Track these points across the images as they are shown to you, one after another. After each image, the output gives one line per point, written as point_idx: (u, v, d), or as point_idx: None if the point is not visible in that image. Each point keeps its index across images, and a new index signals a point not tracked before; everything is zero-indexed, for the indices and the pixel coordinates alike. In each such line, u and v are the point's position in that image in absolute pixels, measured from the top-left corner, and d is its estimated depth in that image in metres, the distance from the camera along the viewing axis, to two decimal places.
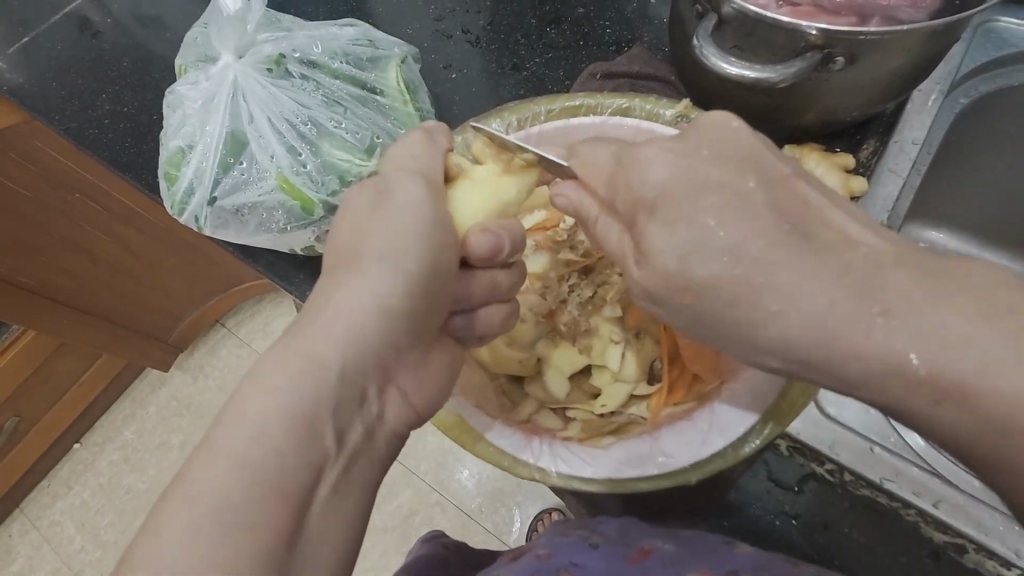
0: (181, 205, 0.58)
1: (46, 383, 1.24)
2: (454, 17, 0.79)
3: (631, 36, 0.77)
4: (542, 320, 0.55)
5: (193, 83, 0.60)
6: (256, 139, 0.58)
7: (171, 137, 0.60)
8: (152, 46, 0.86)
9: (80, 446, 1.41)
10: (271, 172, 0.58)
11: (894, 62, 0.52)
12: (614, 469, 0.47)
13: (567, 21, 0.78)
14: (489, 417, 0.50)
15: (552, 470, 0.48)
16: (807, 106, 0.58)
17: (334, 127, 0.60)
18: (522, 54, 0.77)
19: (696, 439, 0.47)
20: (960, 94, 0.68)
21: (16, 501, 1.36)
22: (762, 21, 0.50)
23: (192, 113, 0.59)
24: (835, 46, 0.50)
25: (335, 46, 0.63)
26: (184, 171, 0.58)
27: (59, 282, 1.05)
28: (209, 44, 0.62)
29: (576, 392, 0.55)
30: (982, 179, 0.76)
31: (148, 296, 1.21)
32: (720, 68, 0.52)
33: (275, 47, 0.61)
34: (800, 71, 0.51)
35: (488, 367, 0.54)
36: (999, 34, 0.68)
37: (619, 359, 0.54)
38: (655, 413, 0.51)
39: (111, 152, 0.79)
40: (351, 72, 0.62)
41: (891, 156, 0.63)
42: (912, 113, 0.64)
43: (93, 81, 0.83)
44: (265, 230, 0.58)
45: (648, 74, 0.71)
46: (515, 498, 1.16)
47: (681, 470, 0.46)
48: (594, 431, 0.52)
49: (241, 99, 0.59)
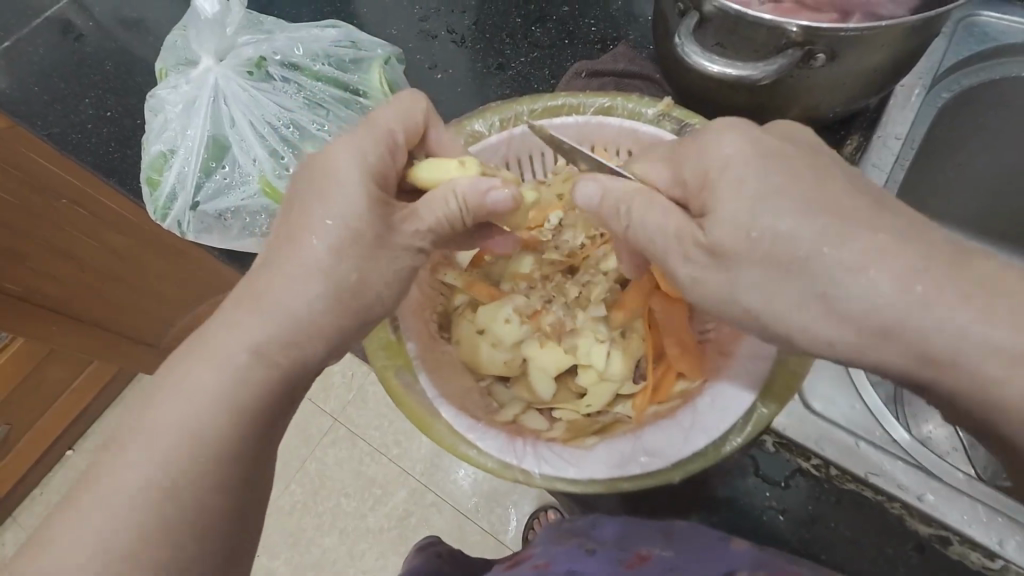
0: (164, 210, 0.58)
1: (36, 392, 1.23)
2: (439, 17, 0.79)
3: (616, 34, 0.77)
4: (528, 322, 0.54)
5: (173, 87, 0.59)
6: (239, 144, 0.58)
7: (151, 142, 0.58)
8: (135, 50, 0.86)
9: (73, 453, 1.40)
10: (254, 176, 0.58)
11: (875, 58, 0.52)
12: (597, 470, 0.46)
13: (552, 19, 0.78)
14: (472, 418, 0.49)
15: (535, 471, 0.47)
16: (790, 102, 0.58)
17: (317, 130, 0.60)
18: (507, 53, 0.76)
19: (678, 437, 0.46)
20: (942, 89, 0.68)
21: (9, 510, 1.35)
22: (742, 19, 0.50)
23: (172, 117, 0.58)
24: (817, 42, 0.50)
25: (317, 48, 0.62)
26: (166, 175, 0.57)
27: (49, 290, 1.04)
28: (189, 47, 0.60)
29: (563, 391, 0.55)
30: (968, 174, 0.75)
31: (135, 303, 1.20)
32: (703, 65, 0.52)
33: (256, 50, 0.61)
34: (782, 68, 0.51)
35: (473, 369, 0.54)
36: (980, 28, 0.69)
37: (604, 359, 0.53)
38: (639, 413, 0.51)
39: (94, 156, 0.81)
40: (334, 74, 0.62)
41: (875, 151, 0.63)
42: (896, 109, 0.65)
43: (76, 86, 0.83)
44: (250, 234, 0.57)
45: (633, 72, 0.71)
46: (510, 497, 1.16)
47: (664, 470, 0.46)
48: (578, 432, 0.51)
49: (222, 102, 0.58)
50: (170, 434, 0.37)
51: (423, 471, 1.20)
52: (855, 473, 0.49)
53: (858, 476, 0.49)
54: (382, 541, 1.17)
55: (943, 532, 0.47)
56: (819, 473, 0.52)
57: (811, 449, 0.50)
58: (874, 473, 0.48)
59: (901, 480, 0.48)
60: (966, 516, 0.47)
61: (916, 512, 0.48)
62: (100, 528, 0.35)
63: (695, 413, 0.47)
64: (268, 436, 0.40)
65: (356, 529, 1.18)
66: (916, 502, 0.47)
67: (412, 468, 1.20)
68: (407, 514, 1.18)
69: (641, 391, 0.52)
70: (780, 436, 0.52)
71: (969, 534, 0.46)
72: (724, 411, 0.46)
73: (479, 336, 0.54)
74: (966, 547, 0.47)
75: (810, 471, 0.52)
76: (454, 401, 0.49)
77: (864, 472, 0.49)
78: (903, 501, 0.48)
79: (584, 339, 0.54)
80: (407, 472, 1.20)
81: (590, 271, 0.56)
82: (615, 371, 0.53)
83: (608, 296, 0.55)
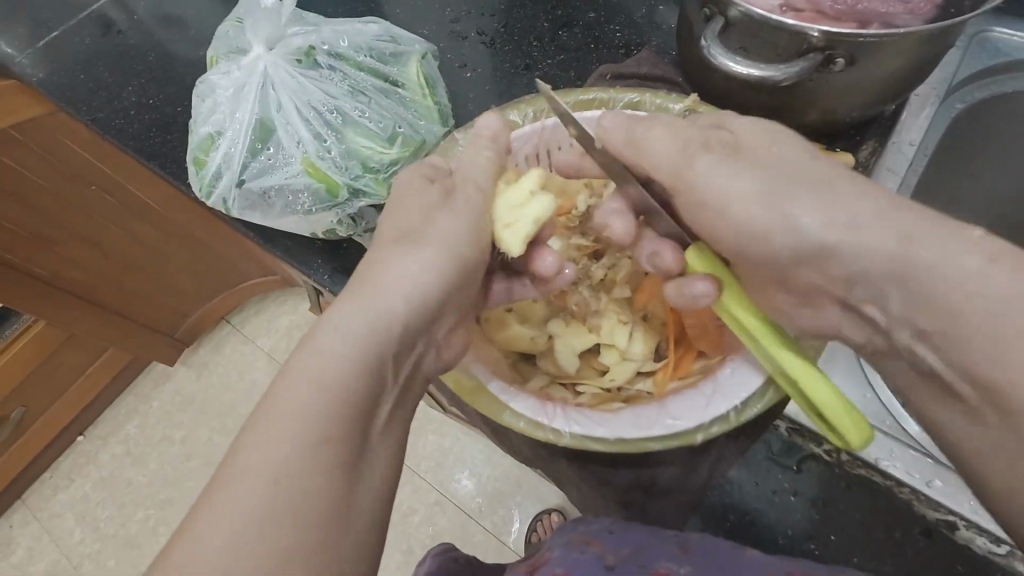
0: (210, 187, 0.61)
1: (54, 375, 1.26)
2: (470, 19, 0.83)
3: (640, 40, 0.80)
4: (554, 302, 0.58)
5: (224, 73, 0.62)
6: (284, 127, 0.61)
7: (201, 124, 0.62)
8: (178, 43, 0.90)
9: (83, 439, 1.42)
10: (297, 157, 0.60)
11: (894, 63, 0.55)
12: (623, 429, 0.49)
13: (578, 25, 0.81)
14: (503, 381, 0.52)
15: (567, 430, 0.49)
16: (809, 106, 0.61)
17: (358, 116, 0.62)
18: (534, 55, 0.80)
19: (700, 402, 0.49)
20: (955, 99, 0.71)
21: (18, 493, 1.37)
22: (767, 23, 0.53)
23: (222, 101, 0.61)
24: (836, 48, 0.53)
25: (360, 40, 0.66)
26: (213, 155, 0.61)
27: (71, 275, 1.08)
28: (240, 37, 0.64)
29: (587, 369, 0.57)
30: (978, 187, 0.77)
31: (154, 292, 1.23)
32: (727, 66, 0.55)
33: (305, 39, 0.64)
34: (802, 70, 0.53)
35: (501, 345, 0.56)
36: (993, 43, 0.71)
37: (627, 338, 0.55)
38: (661, 387, 0.53)
39: (136, 142, 0.82)
40: (375, 66, 0.65)
41: (890, 157, 0.67)
42: (910, 117, 0.68)
43: (120, 75, 0.87)
44: (291, 212, 0.60)
45: (656, 75, 0.74)
46: (514, 498, 1.17)
47: (687, 431, 0.48)
48: (605, 400, 0.54)
49: (270, 87, 0.62)
50: (275, 424, 0.37)
51: (429, 470, 1.22)
52: (866, 458, 0.52)
53: (868, 461, 0.52)
54: (385, 537, 1.18)
55: (951, 518, 0.50)
56: (831, 459, 0.55)
57: (822, 432, 0.52)
58: (883, 459, 0.51)
59: (909, 467, 0.51)
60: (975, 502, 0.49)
61: (924, 496, 0.50)
62: (233, 535, 0.33)
63: (715, 382, 0.50)
64: (369, 406, 0.40)
65: None
66: (924, 487, 0.50)
67: (417, 466, 1.22)
68: (410, 511, 1.20)
69: (661, 368, 0.55)
70: (792, 421, 0.54)
71: (975, 519, 0.49)
72: (742, 381, 0.49)
73: (509, 313, 0.57)
74: (973, 533, 0.49)
75: (824, 456, 0.56)
76: (486, 364, 0.53)
77: (874, 457, 0.51)
78: (911, 486, 0.50)
79: (607, 320, 0.56)
80: (412, 469, 1.22)
81: (614, 254, 0.58)
82: (637, 351, 0.55)
83: (632, 279, 0.58)
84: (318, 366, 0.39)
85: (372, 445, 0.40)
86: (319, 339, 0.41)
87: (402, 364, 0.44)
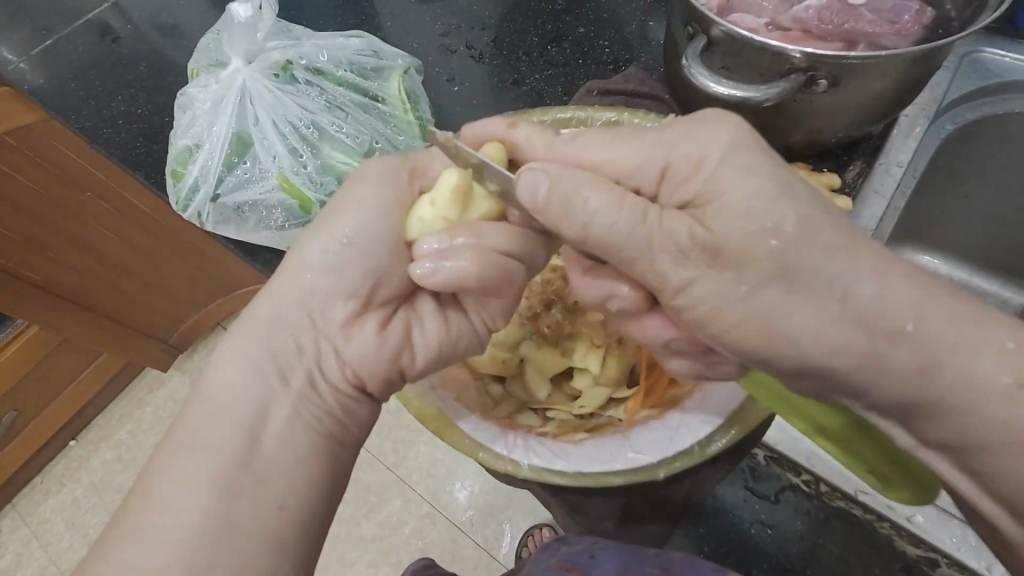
0: (185, 201, 0.60)
1: (46, 380, 1.26)
2: (459, 33, 0.82)
3: (629, 56, 0.79)
4: (527, 323, 0.56)
5: (203, 86, 0.62)
6: (260, 141, 0.61)
7: (178, 136, 0.61)
8: (169, 53, 0.90)
9: (75, 443, 1.41)
10: (272, 172, 0.60)
11: (877, 85, 0.54)
12: (582, 463, 0.48)
13: (568, 40, 0.81)
14: (467, 409, 0.52)
15: (524, 462, 0.49)
16: (794, 126, 0.60)
17: (335, 132, 0.62)
18: (522, 69, 0.79)
19: (663, 439, 0.49)
20: (945, 121, 0.70)
21: (8, 497, 1.36)
22: (749, 43, 0.52)
23: (200, 114, 0.61)
24: (819, 69, 0.52)
25: (341, 55, 0.65)
26: (190, 168, 0.60)
27: (64, 279, 1.07)
28: (220, 50, 0.64)
29: (558, 393, 0.56)
30: (976, 207, 0.76)
31: (146, 297, 1.22)
32: (708, 86, 0.54)
33: (283, 54, 0.64)
34: (784, 91, 0.53)
35: (472, 368, 0.55)
36: (983, 64, 0.71)
37: (599, 363, 0.54)
38: (631, 415, 0.52)
39: (123, 151, 0.82)
40: (355, 81, 0.65)
41: (876, 178, 0.65)
42: (899, 139, 0.67)
43: (110, 83, 0.87)
44: (264, 227, 0.59)
45: (643, 92, 0.74)
46: (505, 512, 1.15)
47: (649, 466, 0.48)
48: (568, 429, 0.53)
49: (248, 101, 0.61)
50: (182, 438, 0.39)
51: (421, 481, 1.20)
52: (844, 491, 0.50)
53: (848, 493, 0.50)
54: (374, 549, 1.17)
55: (933, 553, 0.48)
56: (809, 489, 0.54)
57: (800, 463, 0.51)
58: (863, 492, 0.49)
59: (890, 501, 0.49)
60: (956, 540, 0.47)
61: (904, 531, 0.49)
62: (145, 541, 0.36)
63: (680, 416, 0.50)
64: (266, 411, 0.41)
65: (349, 536, 1.18)
66: (905, 523, 0.48)
67: (408, 478, 1.21)
68: (401, 523, 1.18)
69: (633, 395, 0.54)
70: (771, 449, 0.52)
71: (960, 559, 0.46)
72: (707, 416, 0.49)
73: None
74: (955, 570, 0.48)
75: (802, 486, 0.54)
76: (451, 389, 0.52)
77: (854, 490, 0.50)
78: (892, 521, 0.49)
79: (580, 345, 0.55)
80: (404, 481, 1.21)
81: None
82: (610, 376, 0.54)
83: None
84: (219, 382, 0.41)
85: (272, 444, 0.40)
86: (225, 356, 0.42)
87: (311, 364, 0.44)
